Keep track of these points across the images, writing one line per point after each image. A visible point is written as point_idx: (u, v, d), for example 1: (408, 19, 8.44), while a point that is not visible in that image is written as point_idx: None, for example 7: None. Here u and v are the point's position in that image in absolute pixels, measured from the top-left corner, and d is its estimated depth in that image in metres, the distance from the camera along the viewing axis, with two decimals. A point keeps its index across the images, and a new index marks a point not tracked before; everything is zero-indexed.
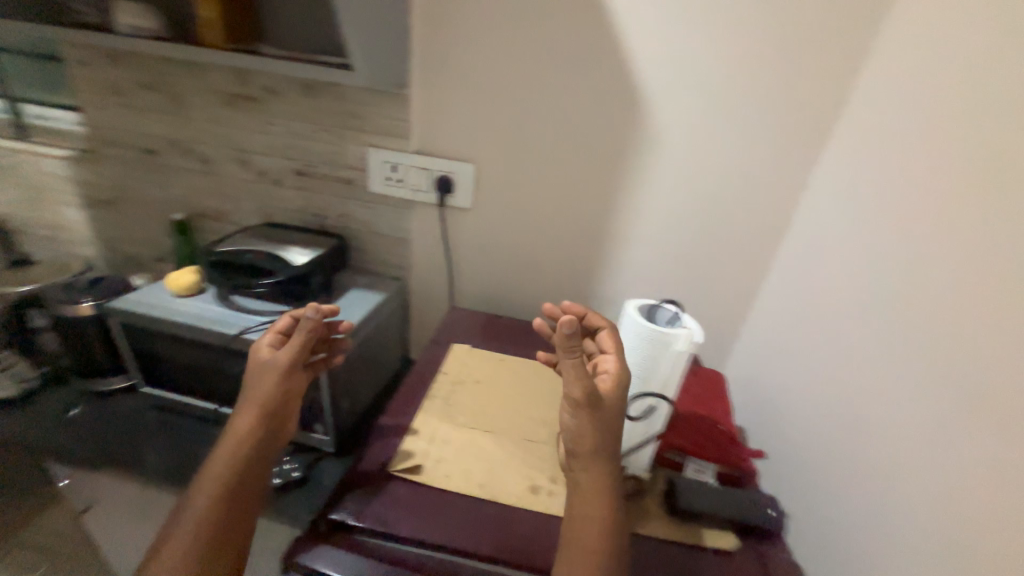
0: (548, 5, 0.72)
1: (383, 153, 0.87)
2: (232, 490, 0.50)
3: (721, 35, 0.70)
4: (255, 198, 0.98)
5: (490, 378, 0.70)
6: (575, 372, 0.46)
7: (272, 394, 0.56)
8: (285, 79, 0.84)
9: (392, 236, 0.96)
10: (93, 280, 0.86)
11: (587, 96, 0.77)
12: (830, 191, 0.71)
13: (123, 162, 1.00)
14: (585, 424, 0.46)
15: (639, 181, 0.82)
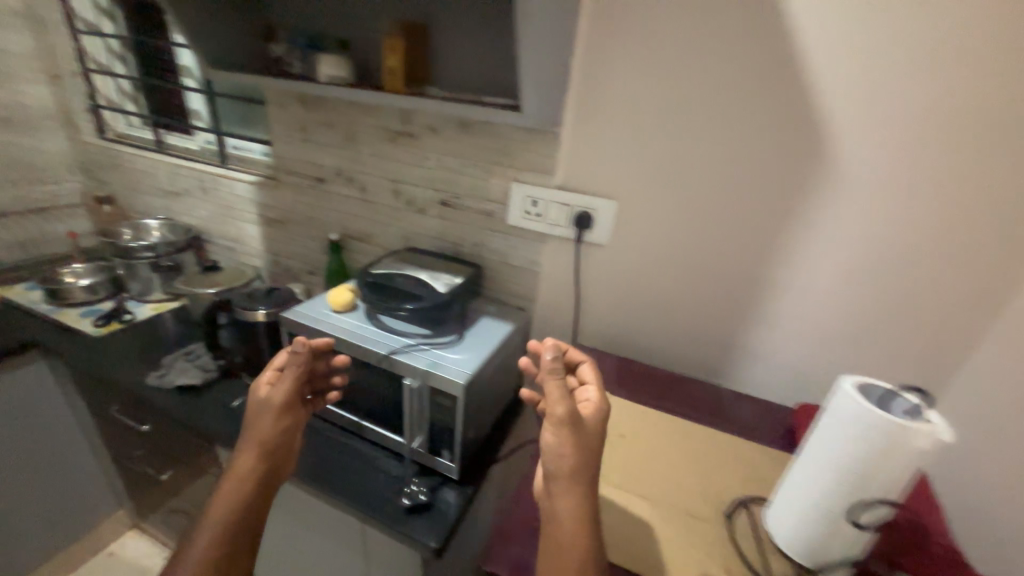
0: (725, 43, 0.68)
1: (527, 188, 0.88)
2: (237, 518, 0.60)
3: (944, 69, 0.60)
4: (400, 224, 1.06)
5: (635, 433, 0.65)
6: (558, 391, 0.52)
7: (269, 432, 0.66)
8: (445, 119, 0.90)
9: (523, 268, 0.96)
10: (268, 291, 0.98)
11: (759, 136, 0.71)
12: None
13: (295, 188, 1.15)
14: (565, 442, 0.51)
15: (813, 229, 0.74)
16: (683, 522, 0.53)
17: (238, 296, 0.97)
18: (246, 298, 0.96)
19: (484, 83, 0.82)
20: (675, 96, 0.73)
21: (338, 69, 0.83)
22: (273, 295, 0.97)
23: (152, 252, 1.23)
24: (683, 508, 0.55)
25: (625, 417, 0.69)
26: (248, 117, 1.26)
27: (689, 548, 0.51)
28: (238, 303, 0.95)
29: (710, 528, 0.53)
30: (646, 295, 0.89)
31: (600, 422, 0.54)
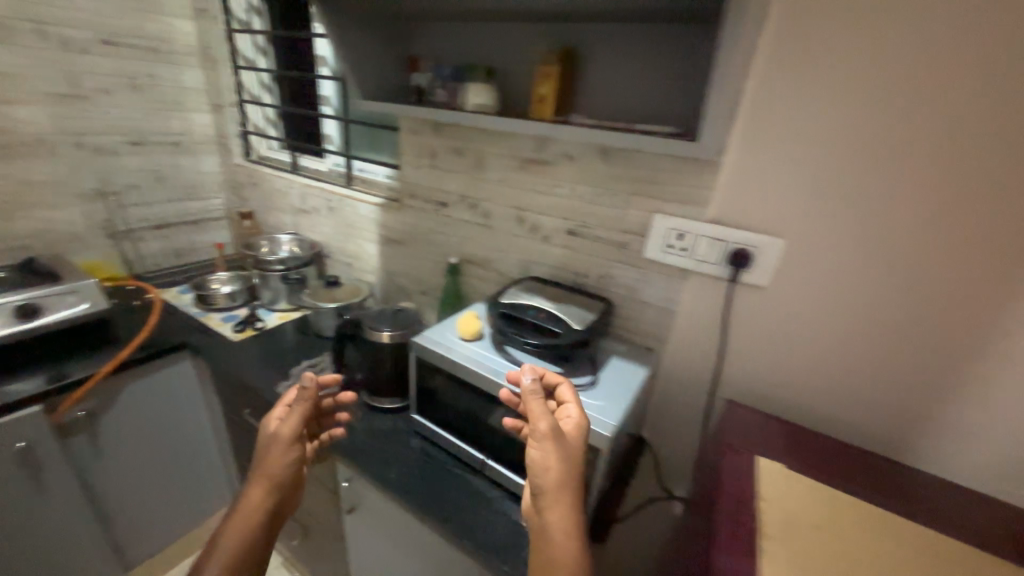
0: (961, 62, 0.57)
1: (673, 221, 0.81)
2: (242, 558, 0.58)
3: None
4: (521, 251, 1.03)
5: (833, 524, 0.53)
6: (541, 410, 0.60)
7: (278, 467, 0.64)
8: (585, 147, 0.86)
9: (656, 306, 0.88)
10: (394, 313, 1.00)
11: (1000, 172, 0.58)
12: None
13: (418, 211, 1.17)
14: (549, 456, 0.58)
15: None
16: None
17: (367, 316, 0.99)
18: (375, 318, 0.98)
19: (639, 109, 0.76)
20: (882, 123, 0.63)
21: (485, 98, 0.83)
22: (399, 317, 0.98)
23: (283, 266, 1.32)
24: None
25: (812, 499, 0.58)
26: (375, 141, 1.32)
27: None
28: (368, 322, 0.96)
29: None
30: (811, 348, 0.76)
31: (579, 437, 0.61)
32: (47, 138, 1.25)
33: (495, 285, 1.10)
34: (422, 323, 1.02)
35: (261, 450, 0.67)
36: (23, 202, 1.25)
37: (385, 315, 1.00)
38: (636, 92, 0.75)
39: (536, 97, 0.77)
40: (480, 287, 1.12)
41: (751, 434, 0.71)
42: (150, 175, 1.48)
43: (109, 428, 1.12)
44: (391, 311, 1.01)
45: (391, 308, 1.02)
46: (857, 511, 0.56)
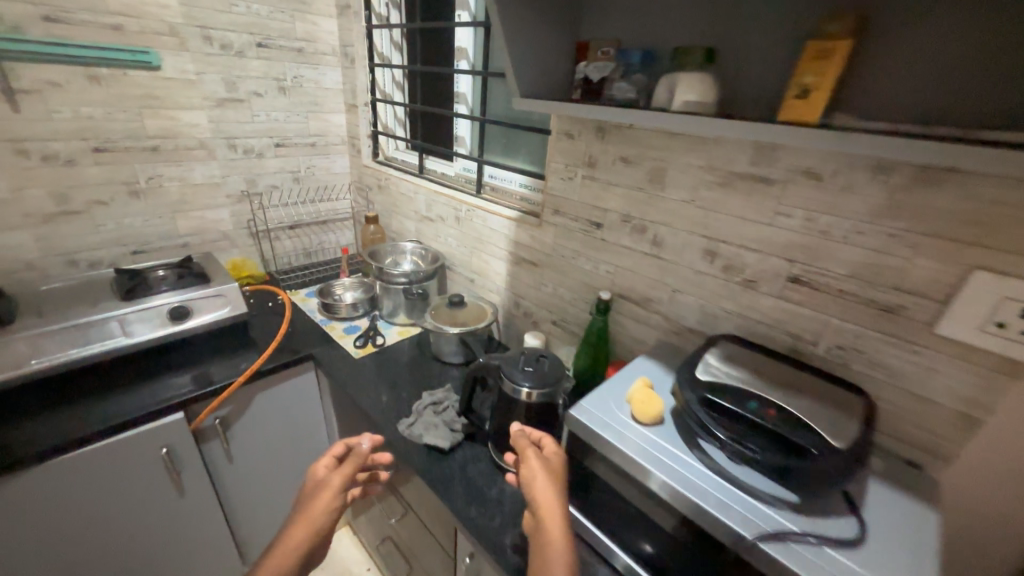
0: None
1: (1013, 287, 0.49)
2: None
3: None
4: (706, 294, 0.77)
5: None
6: (525, 440, 0.67)
7: (321, 517, 0.59)
8: (847, 160, 0.57)
9: (945, 409, 0.57)
10: (537, 358, 0.80)
11: None
12: None
13: (562, 229, 0.97)
14: (532, 470, 0.63)
15: None
16: None
17: (506, 359, 0.81)
18: (515, 363, 0.79)
19: (1018, 101, 0.44)
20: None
21: (700, 92, 0.58)
22: (544, 366, 0.78)
23: (405, 280, 1.23)
24: None
25: None
26: (512, 144, 1.14)
27: None
28: (508, 369, 0.78)
29: None
30: None
31: (564, 460, 0.65)
32: (207, 142, 1.30)
33: (658, 332, 0.86)
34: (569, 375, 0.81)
35: (303, 499, 0.62)
36: (186, 202, 1.33)
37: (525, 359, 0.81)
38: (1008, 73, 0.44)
39: (796, 88, 0.51)
40: (636, 330, 0.89)
41: None
42: (289, 177, 1.50)
43: (238, 435, 1.13)
44: (533, 354, 0.81)
45: (531, 351, 0.82)
46: None
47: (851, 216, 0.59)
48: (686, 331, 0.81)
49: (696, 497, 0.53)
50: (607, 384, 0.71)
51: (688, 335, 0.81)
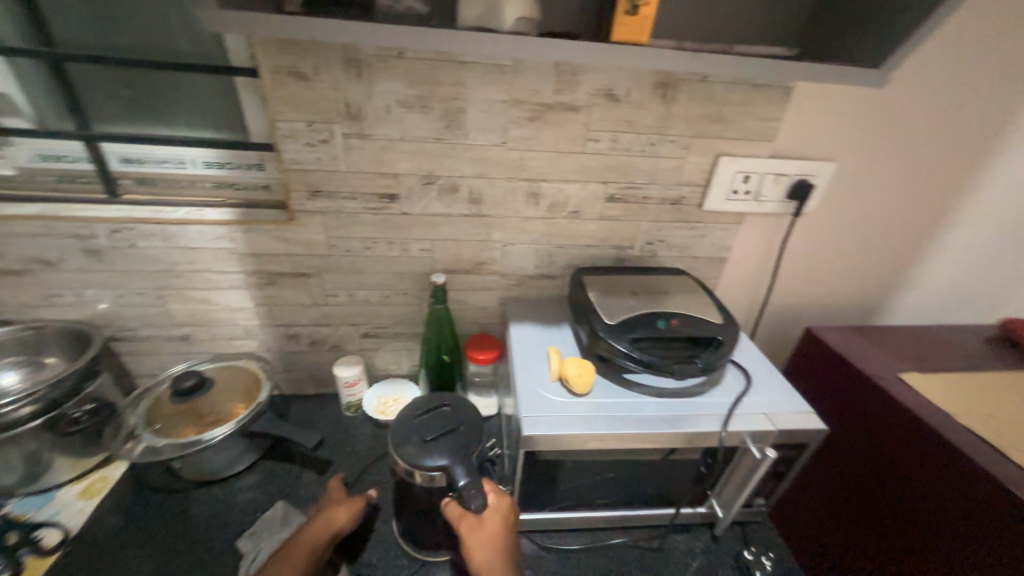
0: None
1: (738, 162, 0.68)
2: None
3: None
4: (538, 237, 0.74)
5: (993, 408, 0.60)
6: (455, 509, 0.48)
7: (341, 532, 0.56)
8: (636, 79, 0.61)
9: (712, 259, 0.79)
10: (417, 418, 0.52)
11: (993, 75, 0.65)
12: None
13: (336, 216, 0.68)
14: (465, 542, 0.46)
15: (1002, 166, 0.74)
16: None
17: (434, 454, 0.48)
18: (447, 440, 0.50)
19: (735, 24, 0.56)
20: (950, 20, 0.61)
21: (528, 4, 0.46)
22: (440, 410, 0.53)
23: (39, 407, 0.61)
24: None
25: (948, 387, 0.64)
26: (151, 97, 0.65)
27: None
28: (464, 449, 0.49)
29: None
30: (844, 257, 0.82)
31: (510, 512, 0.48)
32: None
33: (500, 291, 0.79)
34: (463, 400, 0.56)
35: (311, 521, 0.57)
36: None
37: (425, 428, 0.51)
38: None
39: (625, 3, 0.45)
40: (476, 299, 0.79)
41: (856, 343, 0.74)
42: None
43: None
44: (411, 424, 0.52)
45: (415, 419, 0.52)
46: (971, 381, 0.65)
47: (644, 130, 0.65)
48: (527, 279, 0.78)
49: (677, 429, 0.55)
50: (519, 375, 0.61)
51: (530, 281, 0.78)
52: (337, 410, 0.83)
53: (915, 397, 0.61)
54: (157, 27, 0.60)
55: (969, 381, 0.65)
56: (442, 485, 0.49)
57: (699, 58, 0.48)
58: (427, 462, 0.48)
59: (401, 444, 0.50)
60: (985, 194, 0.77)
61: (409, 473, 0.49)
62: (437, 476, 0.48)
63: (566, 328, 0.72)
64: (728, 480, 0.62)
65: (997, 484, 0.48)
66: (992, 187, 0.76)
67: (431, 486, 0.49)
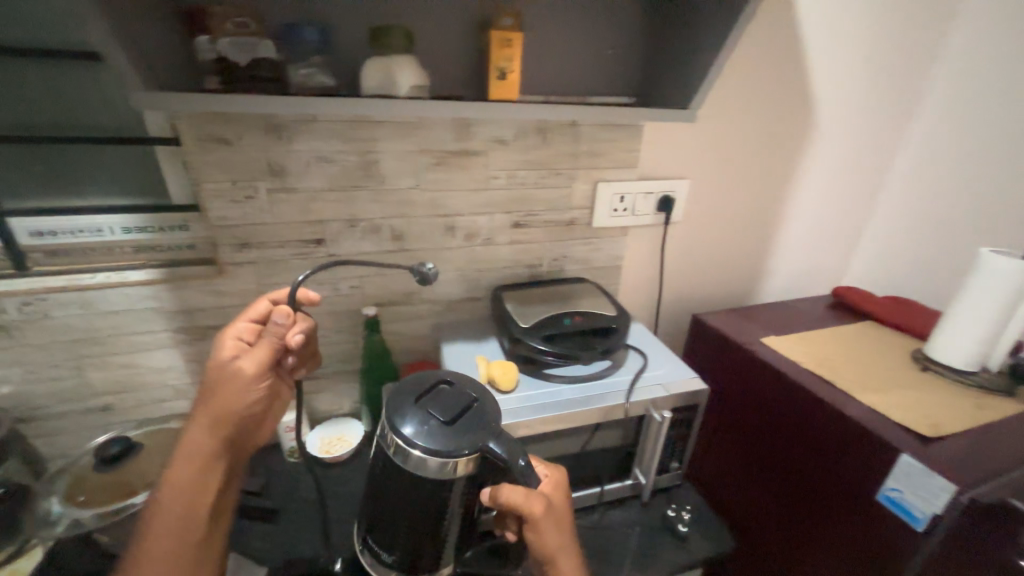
0: (759, 34, 0.81)
1: (613, 185, 0.84)
2: (191, 511, 0.53)
3: (869, 46, 0.89)
4: (459, 264, 0.83)
5: (826, 353, 0.77)
6: (527, 499, 0.50)
7: (235, 409, 0.56)
8: (521, 127, 0.75)
9: (609, 267, 0.93)
10: (425, 403, 0.53)
11: (779, 107, 0.89)
12: (929, 144, 0.99)
13: (265, 264, 0.73)
14: (544, 528, 0.51)
15: (804, 171, 0.98)
16: (910, 382, 0.70)
17: (463, 440, 0.50)
18: (465, 418, 0.52)
19: (588, 82, 0.72)
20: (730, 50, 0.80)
21: (420, 75, 0.57)
22: (443, 388, 0.56)
23: None
24: (893, 376, 0.71)
25: (797, 342, 0.80)
26: (63, 171, 0.67)
27: (945, 396, 0.66)
28: (486, 426, 0.52)
29: (914, 376, 0.72)
30: (713, 253, 1.00)
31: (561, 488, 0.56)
32: None
33: (431, 317, 0.86)
34: (457, 375, 0.59)
35: (206, 373, 0.56)
36: None
37: (440, 410, 0.52)
38: (578, 49, 0.69)
39: (495, 72, 0.59)
40: (409, 328, 0.86)
41: (730, 321, 0.90)
42: None
43: None
44: (422, 409, 0.53)
45: (428, 401, 0.54)
46: (813, 336, 0.83)
47: (534, 167, 0.79)
48: (455, 304, 0.86)
49: (589, 406, 0.65)
50: None
51: (457, 305, 0.87)
52: (280, 457, 0.83)
53: (772, 353, 0.76)
54: (71, 106, 0.64)
55: (812, 337, 0.83)
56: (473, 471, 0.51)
57: (559, 109, 0.62)
58: (459, 451, 0.49)
59: (424, 431, 0.50)
60: (800, 192, 1.01)
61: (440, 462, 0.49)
62: (470, 460, 0.50)
63: (493, 340, 0.80)
64: (644, 449, 0.72)
65: (834, 407, 0.64)
66: (802, 187, 1.00)
67: (466, 475, 0.51)
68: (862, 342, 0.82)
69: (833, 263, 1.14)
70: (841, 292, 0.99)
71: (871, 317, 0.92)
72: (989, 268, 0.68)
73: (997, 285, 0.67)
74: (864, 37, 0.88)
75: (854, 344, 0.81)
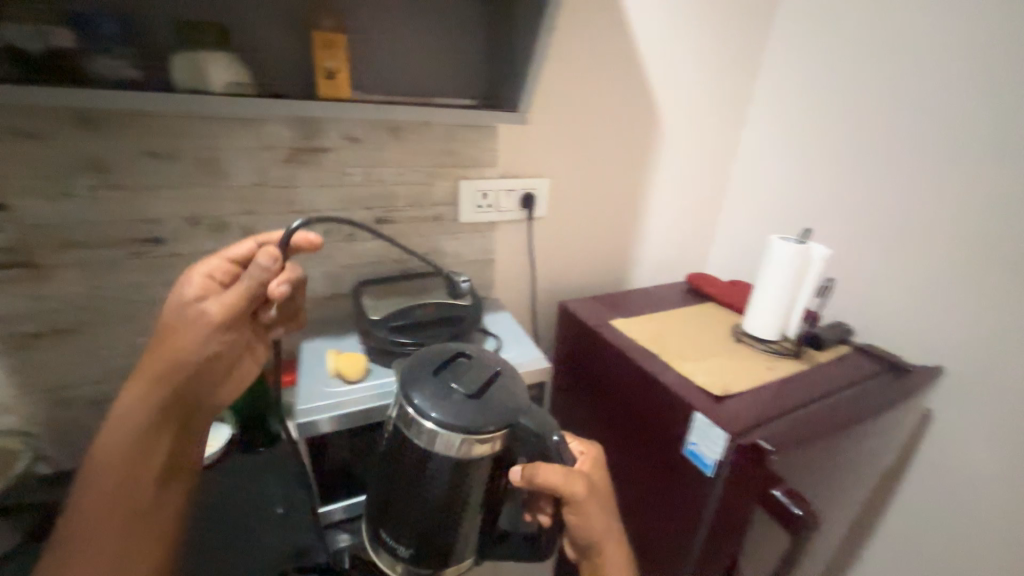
0: (597, 46, 0.90)
1: (474, 183, 0.89)
2: (141, 459, 0.52)
3: (698, 60, 1.02)
4: (323, 261, 0.84)
5: (662, 331, 0.87)
6: (571, 479, 0.53)
7: (187, 352, 0.54)
8: (371, 126, 0.77)
9: (481, 261, 0.98)
10: (446, 375, 0.54)
11: (625, 112, 0.99)
12: (758, 145, 1.12)
13: (93, 266, 0.69)
14: (590, 503, 0.55)
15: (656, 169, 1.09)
16: (723, 352, 0.81)
17: (489, 417, 0.50)
18: (489, 395, 0.53)
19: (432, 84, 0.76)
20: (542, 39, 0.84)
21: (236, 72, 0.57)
22: (460, 360, 0.57)
23: None
24: (711, 347, 0.82)
25: (640, 322, 0.90)
26: None
27: (746, 361, 0.78)
28: (511, 405, 0.52)
29: (728, 347, 0.83)
30: (582, 246, 1.09)
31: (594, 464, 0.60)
32: None
33: None
34: (471, 348, 0.61)
35: (163, 317, 0.55)
36: None
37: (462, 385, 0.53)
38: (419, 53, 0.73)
39: (321, 71, 0.61)
40: None
41: (591, 307, 0.98)
42: None
43: None
44: (441, 383, 0.53)
45: (451, 377, 0.54)
46: (656, 317, 0.93)
47: (391, 164, 0.81)
48: (323, 301, 0.87)
49: None
50: (302, 378, 0.69)
51: (326, 303, 0.87)
52: None
53: (614, 333, 0.85)
54: None
55: (655, 317, 0.93)
56: (497, 450, 0.52)
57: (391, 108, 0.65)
58: (484, 426, 0.50)
59: (451, 407, 0.50)
60: (655, 189, 1.12)
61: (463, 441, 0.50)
62: (497, 438, 0.51)
63: (356, 335, 0.82)
64: None
65: (650, 375, 0.73)
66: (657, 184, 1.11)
67: (484, 456, 0.51)
68: (697, 320, 0.93)
69: (695, 254, 1.27)
70: (692, 278, 1.11)
71: (714, 299, 1.04)
72: (774, 250, 0.81)
73: (785, 266, 0.80)
74: (690, 51, 0.99)
75: (689, 322, 0.92)
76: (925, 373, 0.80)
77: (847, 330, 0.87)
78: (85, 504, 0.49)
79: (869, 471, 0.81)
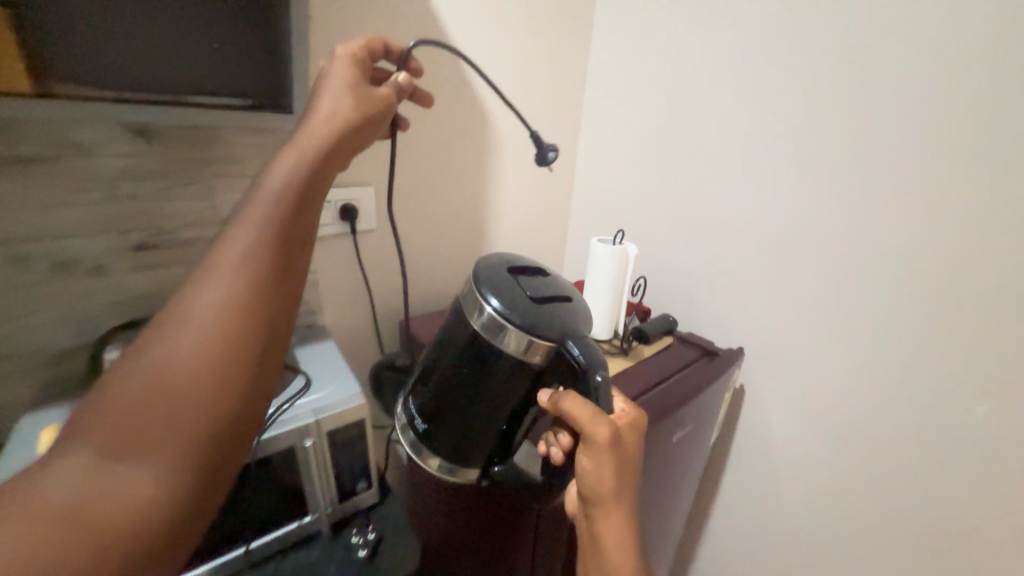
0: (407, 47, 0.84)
1: None
2: (290, 236, 0.43)
3: (524, 64, 1.02)
4: (60, 303, 0.65)
5: None
6: (594, 420, 0.51)
7: (349, 116, 0.51)
8: (102, 131, 0.62)
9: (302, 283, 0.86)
10: (523, 281, 0.61)
11: (452, 116, 0.95)
12: (596, 148, 1.19)
13: None
14: (603, 458, 0.52)
15: (497, 174, 1.08)
16: None
17: (547, 323, 0.56)
18: (556, 308, 0.59)
19: None
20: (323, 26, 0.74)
21: None
22: (543, 278, 0.65)
23: None
24: None
25: None
26: None
27: None
28: (571, 322, 0.58)
29: None
30: (426, 256, 1.03)
31: (634, 432, 0.55)
32: None
33: (28, 375, 0.66)
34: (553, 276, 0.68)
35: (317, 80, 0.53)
36: None
37: (529, 293, 0.59)
38: None
39: None
40: None
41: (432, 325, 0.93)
42: None
43: None
44: (513, 284, 0.60)
45: (527, 285, 0.61)
46: None
47: (147, 177, 0.66)
48: (65, 354, 0.68)
49: None
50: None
51: (71, 356, 0.68)
52: None
53: None
54: None
55: None
56: (543, 361, 0.57)
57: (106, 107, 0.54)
58: (539, 333, 0.55)
59: (515, 302, 0.57)
60: (499, 193, 1.10)
61: (510, 342, 0.55)
62: (545, 350, 0.56)
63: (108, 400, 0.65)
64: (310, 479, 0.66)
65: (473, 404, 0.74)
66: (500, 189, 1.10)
67: (532, 360, 0.57)
68: None
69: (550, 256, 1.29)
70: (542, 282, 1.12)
71: None
72: (594, 252, 0.82)
73: (604, 267, 0.82)
74: (513, 56, 1.00)
75: None
76: (731, 354, 0.87)
77: (673, 323, 0.92)
78: (217, 283, 0.38)
79: (696, 448, 0.88)
